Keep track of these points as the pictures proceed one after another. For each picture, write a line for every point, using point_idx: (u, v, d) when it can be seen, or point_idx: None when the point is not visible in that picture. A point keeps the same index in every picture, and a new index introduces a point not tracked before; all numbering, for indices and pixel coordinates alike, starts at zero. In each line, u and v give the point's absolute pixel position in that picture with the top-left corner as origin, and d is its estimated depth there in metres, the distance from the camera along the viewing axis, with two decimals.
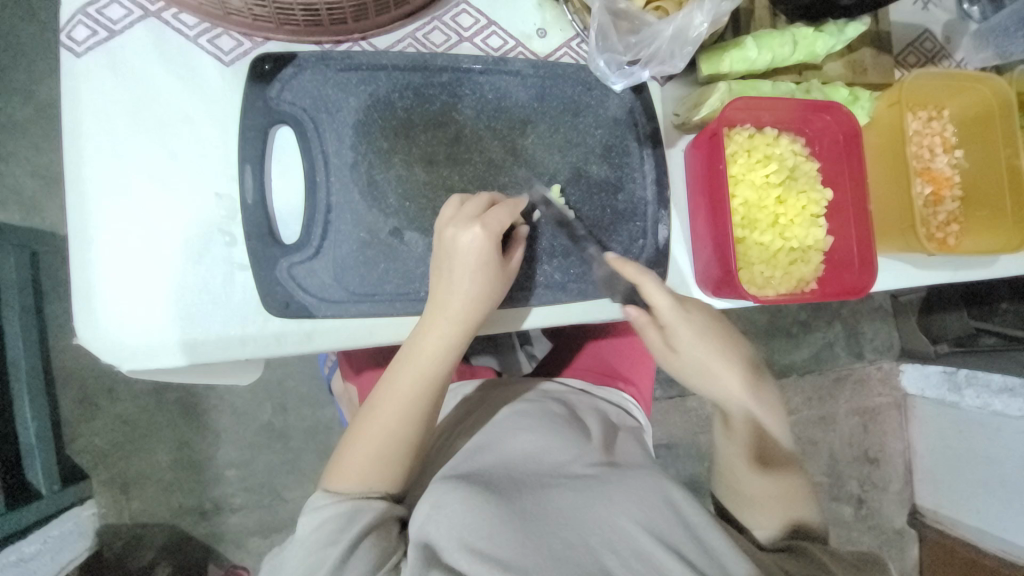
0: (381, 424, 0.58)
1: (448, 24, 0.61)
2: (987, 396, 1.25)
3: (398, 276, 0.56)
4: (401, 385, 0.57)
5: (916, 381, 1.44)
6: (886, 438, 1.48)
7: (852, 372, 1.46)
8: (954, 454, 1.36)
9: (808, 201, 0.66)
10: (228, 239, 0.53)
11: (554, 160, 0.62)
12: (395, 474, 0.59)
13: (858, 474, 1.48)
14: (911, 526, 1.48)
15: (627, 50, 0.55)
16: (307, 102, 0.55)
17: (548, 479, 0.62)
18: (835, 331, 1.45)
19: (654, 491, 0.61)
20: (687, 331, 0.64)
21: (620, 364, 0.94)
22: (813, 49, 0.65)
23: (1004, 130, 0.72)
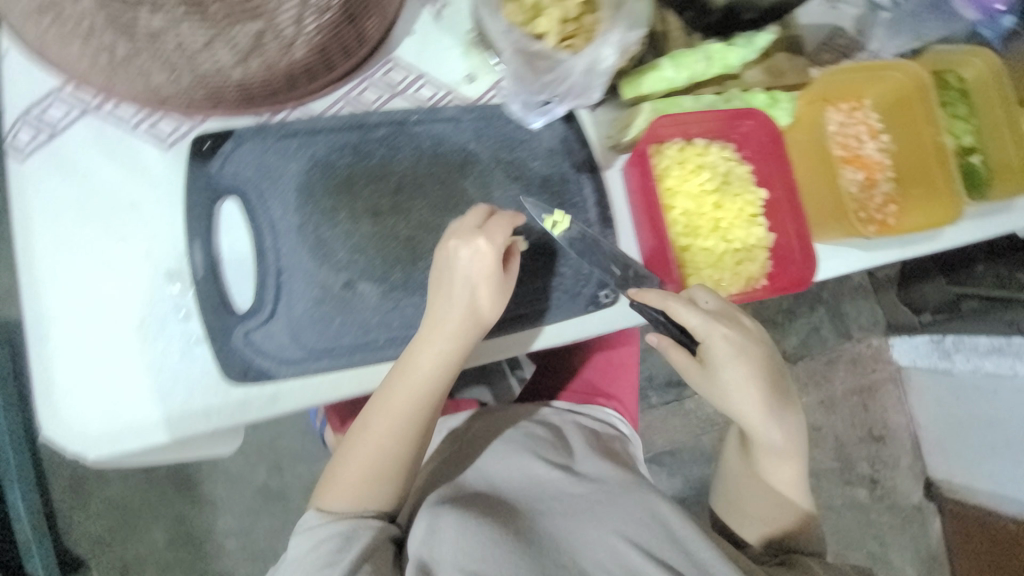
0: (368, 448, 0.58)
1: (380, 82, 0.64)
2: (977, 359, 1.26)
3: (355, 328, 0.57)
4: (390, 406, 0.57)
5: (908, 353, 1.46)
6: (888, 415, 1.50)
7: (843, 353, 1.48)
8: (955, 421, 1.38)
9: (744, 202, 0.69)
10: (184, 314, 0.55)
11: (497, 197, 0.65)
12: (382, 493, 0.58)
13: (868, 454, 1.51)
14: (929, 500, 1.51)
15: (543, 86, 0.59)
16: (248, 173, 0.57)
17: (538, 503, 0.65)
18: (818, 316, 1.47)
19: (640, 506, 0.64)
20: (723, 350, 0.64)
21: (602, 381, 0.96)
22: (727, 61, 0.69)
23: (924, 111, 0.75)
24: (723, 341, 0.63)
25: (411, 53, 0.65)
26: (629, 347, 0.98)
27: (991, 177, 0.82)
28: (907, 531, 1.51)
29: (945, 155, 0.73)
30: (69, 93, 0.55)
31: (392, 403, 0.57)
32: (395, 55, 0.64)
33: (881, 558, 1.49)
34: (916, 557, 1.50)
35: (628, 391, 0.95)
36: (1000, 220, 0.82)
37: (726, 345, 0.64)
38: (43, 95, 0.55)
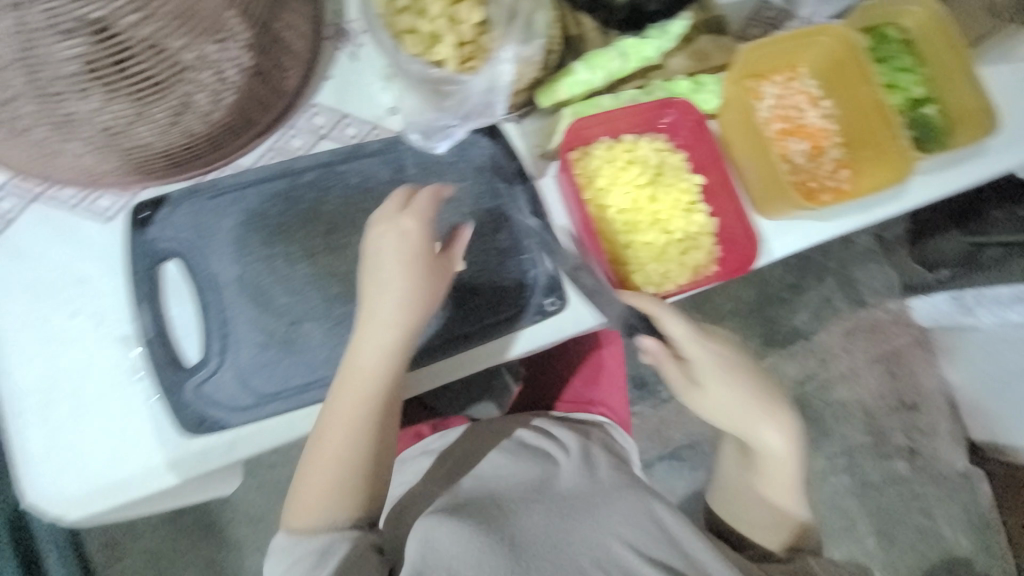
0: (331, 448, 0.57)
1: (304, 128, 0.67)
2: (1001, 310, 1.16)
3: (301, 368, 0.59)
4: (349, 399, 0.56)
5: (928, 313, 1.39)
6: (919, 380, 1.43)
7: (858, 322, 1.43)
8: (984, 382, 1.30)
9: (681, 191, 0.69)
10: (137, 374, 0.58)
11: (430, 221, 0.66)
12: (350, 498, 0.58)
13: (902, 425, 1.43)
14: (975, 464, 1.42)
15: (443, 112, 0.62)
16: (187, 234, 0.61)
17: (531, 500, 0.68)
18: (829, 285, 1.43)
19: (636, 508, 0.68)
20: (710, 359, 0.73)
21: (588, 388, 0.95)
22: (643, 54, 0.69)
23: (859, 71, 0.73)
24: (697, 344, 0.71)
25: (333, 96, 0.68)
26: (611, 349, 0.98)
27: (952, 124, 0.79)
28: (954, 500, 1.41)
29: (886, 111, 0.72)
30: (18, 185, 0.60)
31: (346, 399, 0.56)
32: (317, 101, 0.68)
33: (931, 531, 1.40)
34: (967, 526, 1.40)
35: (614, 396, 0.94)
36: (972, 167, 0.79)
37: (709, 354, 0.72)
38: None
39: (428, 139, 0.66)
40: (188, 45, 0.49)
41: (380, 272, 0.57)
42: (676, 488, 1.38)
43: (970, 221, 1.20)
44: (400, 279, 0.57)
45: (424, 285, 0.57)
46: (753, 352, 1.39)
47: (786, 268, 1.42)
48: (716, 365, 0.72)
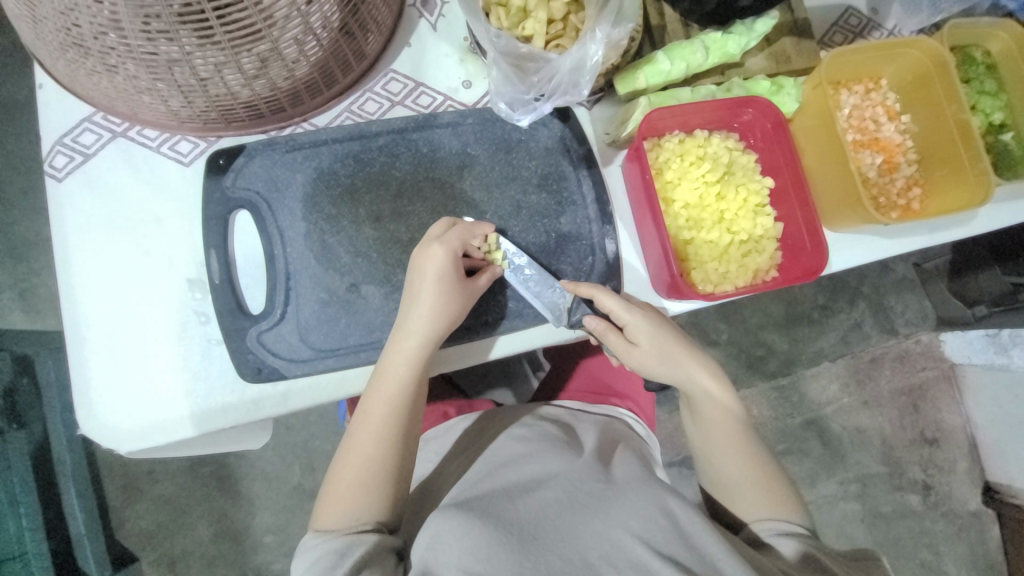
0: (358, 448, 0.58)
1: (380, 93, 0.67)
2: None
3: (359, 328, 0.60)
4: (375, 405, 0.58)
5: (960, 349, 1.38)
6: (942, 414, 1.41)
7: (888, 351, 1.39)
8: (1014, 423, 1.29)
9: (749, 192, 0.68)
10: (203, 318, 0.60)
11: (494, 197, 0.66)
12: (372, 497, 0.57)
13: (920, 459, 1.41)
14: (987, 506, 1.40)
15: (530, 87, 0.60)
16: (259, 186, 0.62)
17: (536, 488, 0.64)
18: (859, 310, 1.40)
19: (650, 503, 0.61)
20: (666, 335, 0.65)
21: (614, 379, 0.95)
22: (727, 50, 0.68)
23: (944, 88, 0.71)
24: (643, 318, 0.64)
25: (410, 64, 0.68)
26: None
27: None
28: (962, 538, 1.40)
29: (969, 133, 0.69)
30: (101, 120, 0.61)
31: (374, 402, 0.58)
32: (394, 68, 0.68)
33: (936, 567, 1.39)
34: (971, 565, 1.39)
35: (640, 389, 0.94)
36: None
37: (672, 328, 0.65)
38: (76, 125, 0.61)
39: (514, 111, 0.64)
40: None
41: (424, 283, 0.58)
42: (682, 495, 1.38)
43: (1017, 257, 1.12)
44: (447, 293, 0.58)
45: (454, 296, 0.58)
46: (779, 368, 1.37)
47: (818, 290, 1.39)
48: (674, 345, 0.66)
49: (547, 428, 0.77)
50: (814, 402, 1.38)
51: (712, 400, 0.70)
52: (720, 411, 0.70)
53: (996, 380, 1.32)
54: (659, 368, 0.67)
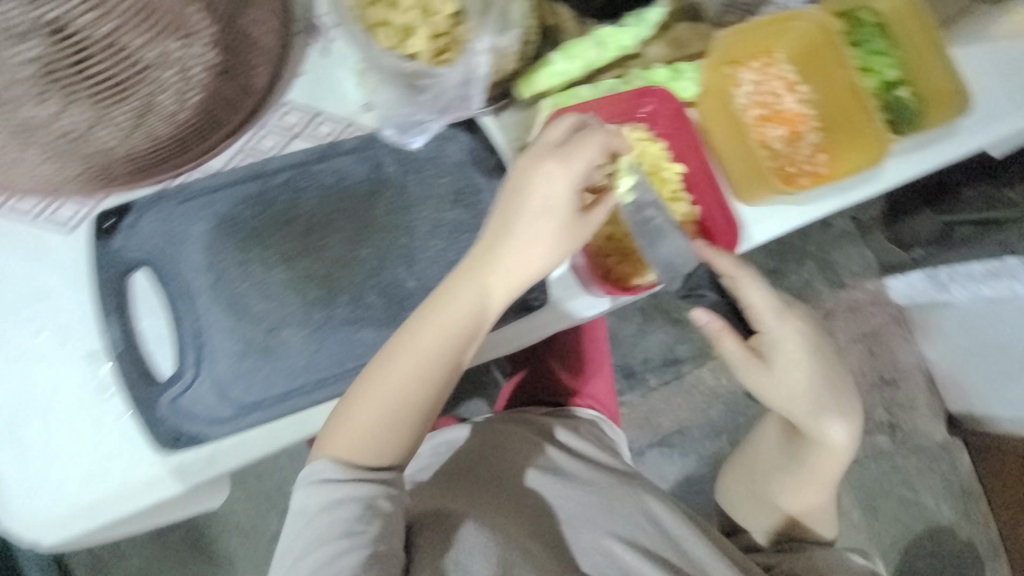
0: (365, 406, 0.55)
1: (276, 128, 0.65)
2: (974, 286, 1.16)
3: (282, 375, 0.58)
4: (431, 349, 0.56)
5: (904, 291, 1.42)
6: (896, 355, 1.46)
7: (838, 303, 1.45)
8: (956, 357, 1.35)
9: (662, 180, 0.70)
10: (107, 392, 0.57)
11: (410, 220, 0.65)
12: (371, 447, 0.55)
13: (883, 400, 1.46)
14: (955, 436, 1.47)
15: (421, 104, 0.60)
16: (155, 242, 0.59)
17: (528, 499, 0.70)
18: (808, 269, 1.45)
19: (634, 509, 0.72)
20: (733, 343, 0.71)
21: (575, 380, 0.97)
22: (620, 43, 0.68)
23: (835, 56, 0.74)
24: (789, 335, 0.71)
25: (305, 93, 0.66)
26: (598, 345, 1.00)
27: (925, 105, 0.79)
28: (934, 471, 1.45)
29: (863, 95, 0.73)
30: None
31: (421, 347, 0.56)
32: (288, 99, 0.65)
33: (912, 502, 1.44)
34: (946, 494, 1.45)
35: (598, 389, 0.97)
36: (942, 148, 0.80)
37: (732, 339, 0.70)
38: None
39: (404, 134, 0.64)
40: (150, 41, 0.47)
41: (536, 211, 0.56)
42: (667, 473, 1.40)
43: (940, 199, 1.25)
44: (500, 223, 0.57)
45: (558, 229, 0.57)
46: None
47: (768, 254, 1.44)
48: (748, 354, 0.71)
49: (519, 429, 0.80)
50: None
51: (782, 386, 0.73)
52: (785, 398, 0.73)
53: (935, 317, 1.36)
54: (779, 390, 0.73)
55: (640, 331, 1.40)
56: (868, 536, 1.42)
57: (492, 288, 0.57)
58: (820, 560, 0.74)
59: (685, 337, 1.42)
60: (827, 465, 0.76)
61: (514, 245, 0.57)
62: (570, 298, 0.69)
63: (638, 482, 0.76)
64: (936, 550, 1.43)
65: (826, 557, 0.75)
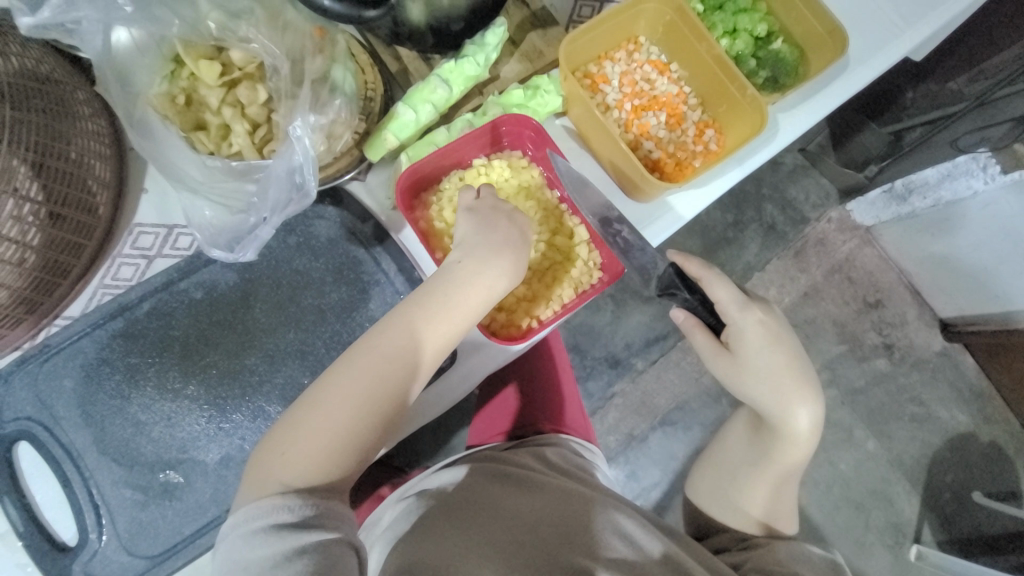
0: (315, 422, 0.45)
1: (132, 254, 0.62)
2: (934, 192, 1.00)
3: (188, 516, 0.56)
4: (389, 350, 0.47)
5: (868, 212, 1.19)
6: (875, 276, 1.23)
7: (806, 239, 1.22)
8: (941, 262, 1.09)
9: (544, 209, 0.68)
10: (28, 568, 0.57)
11: (291, 315, 0.62)
12: (314, 470, 0.44)
13: (872, 324, 1.23)
14: (952, 341, 1.22)
15: (250, 206, 0.55)
16: (29, 409, 0.56)
17: (529, 535, 0.56)
18: (768, 213, 1.22)
19: (601, 527, 0.58)
20: (699, 337, 0.63)
21: (531, 408, 0.85)
22: (465, 74, 0.64)
23: (691, 29, 0.69)
24: (756, 326, 0.61)
25: (153, 211, 0.63)
26: (560, 358, 0.90)
27: (806, 50, 0.75)
28: (940, 381, 1.22)
29: (726, 63, 0.68)
30: None
31: (381, 352, 0.47)
32: (138, 221, 0.62)
33: (927, 418, 1.21)
34: (958, 401, 1.22)
35: (580, 416, 0.85)
36: (839, 87, 0.74)
37: (703, 333, 0.63)
38: None
39: (232, 250, 0.58)
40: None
41: (498, 228, 0.54)
42: (678, 454, 1.15)
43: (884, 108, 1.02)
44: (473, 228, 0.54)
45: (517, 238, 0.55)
46: None
47: (722, 209, 1.21)
48: (713, 347, 0.63)
49: (524, 460, 0.70)
50: None
51: (776, 384, 0.61)
52: (786, 398, 0.62)
53: (909, 229, 1.11)
54: (751, 376, 0.61)
55: (614, 318, 1.15)
56: (888, 463, 1.20)
57: (455, 299, 0.50)
58: (781, 551, 0.60)
59: (663, 312, 1.16)
60: (794, 463, 0.64)
61: (482, 254, 0.52)
62: (480, 349, 0.66)
63: (611, 501, 0.62)
64: (960, 460, 1.20)
65: (785, 546, 0.61)
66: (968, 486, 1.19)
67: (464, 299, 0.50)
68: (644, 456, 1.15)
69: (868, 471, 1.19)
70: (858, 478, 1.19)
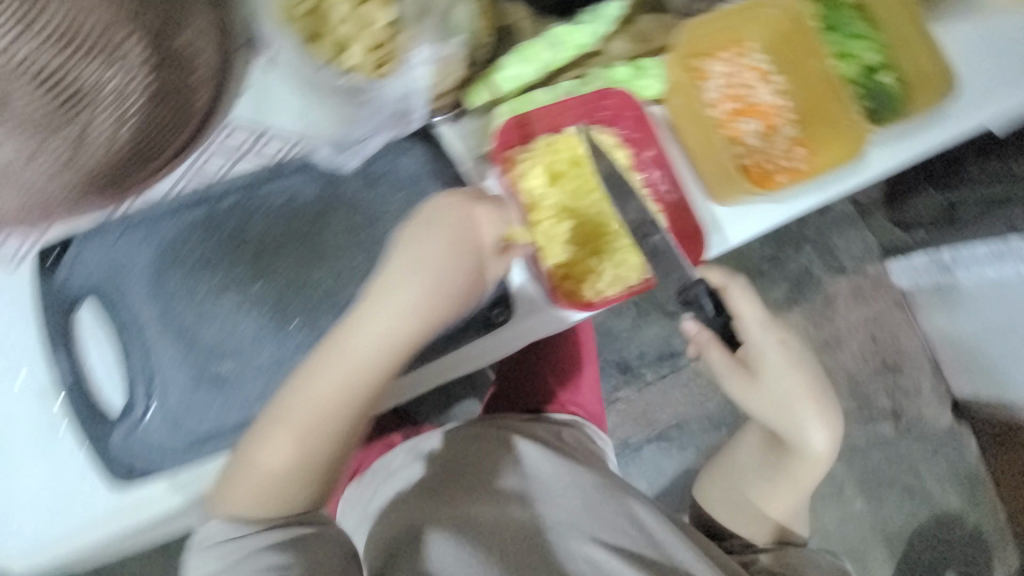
0: (294, 413, 0.50)
1: (222, 148, 0.61)
2: (979, 267, 0.94)
3: (234, 407, 0.57)
4: (349, 351, 0.51)
5: (907, 273, 1.17)
6: (901, 341, 1.22)
7: (839, 289, 1.22)
8: (966, 341, 1.09)
9: (627, 189, 0.66)
10: (61, 428, 0.55)
11: (364, 238, 0.62)
12: (294, 484, 0.51)
13: (886, 388, 1.22)
14: (961, 421, 1.21)
15: (363, 119, 0.58)
16: (100, 275, 0.57)
17: (532, 516, 0.60)
18: (806, 254, 1.22)
19: (618, 511, 0.62)
20: (716, 354, 0.63)
21: (552, 388, 0.86)
22: (578, 42, 0.64)
23: (808, 44, 0.69)
24: (775, 347, 0.63)
25: (250, 110, 0.62)
26: (586, 347, 0.91)
27: None
28: (940, 459, 1.21)
29: (836, 84, 0.68)
30: None
31: (321, 391, 0.51)
32: (233, 116, 0.61)
33: (918, 491, 1.21)
34: (954, 482, 1.21)
35: (591, 396, 0.87)
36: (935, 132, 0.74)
37: (720, 350, 0.63)
38: None
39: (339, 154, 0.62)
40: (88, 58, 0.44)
41: (443, 245, 0.55)
42: (667, 472, 1.15)
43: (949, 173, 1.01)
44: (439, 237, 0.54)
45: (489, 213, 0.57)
46: None
47: (764, 240, 1.21)
48: (729, 366, 0.63)
49: (541, 433, 0.72)
50: None
51: (793, 403, 0.62)
52: (794, 420, 0.62)
53: (945, 301, 1.10)
54: (762, 395, 0.63)
55: (637, 325, 1.14)
56: (870, 526, 1.20)
57: (425, 292, 0.53)
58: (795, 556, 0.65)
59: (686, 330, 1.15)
60: (807, 482, 0.65)
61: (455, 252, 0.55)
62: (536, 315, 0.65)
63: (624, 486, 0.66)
64: (942, 539, 1.20)
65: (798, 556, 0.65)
66: (943, 566, 1.19)
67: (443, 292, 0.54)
68: (636, 466, 1.15)
69: (850, 529, 1.19)
70: (838, 534, 1.19)
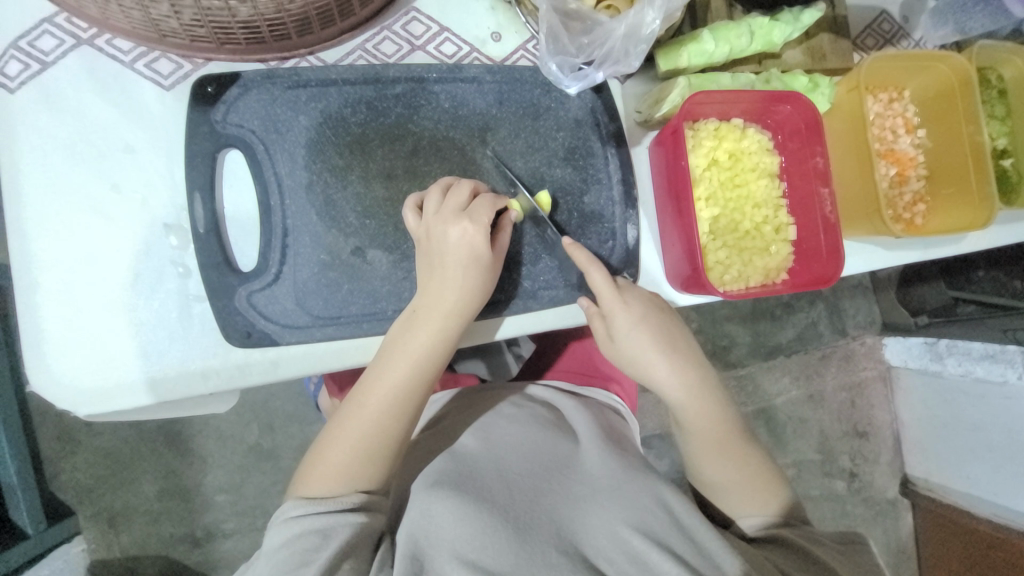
0: (381, 394, 0.54)
1: (399, 33, 0.59)
2: (969, 363, 1.11)
3: (359, 296, 0.56)
4: (399, 351, 0.53)
5: (898, 354, 1.27)
6: (874, 411, 1.31)
7: (836, 350, 1.29)
8: (943, 424, 1.20)
9: (769, 193, 0.67)
10: (181, 270, 0.54)
11: (518, 166, 0.61)
12: (374, 466, 0.54)
13: (849, 449, 1.31)
14: (904, 496, 1.32)
15: (580, 51, 0.55)
16: (255, 124, 0.55)
17: (541, 482, 0.58)
18: (817, 311, 1.28)
19: (644, 493, 0.58)
20: (627, 319, 0.60)
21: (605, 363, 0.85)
22: (770, 38, 0.64)
23: (965, 109, 0.71)
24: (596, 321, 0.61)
25: (434, 4, 0.60)
26: None
27: None
28: (878, 523, 1.32)
29: (982, 155, 0.70)
30: (63, 23, 0.52)
31: (365, 414, 0.54)
32: (417, 5, 0.60)
33: None
34: (886, 547, 1.31)
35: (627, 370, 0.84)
36: None
37: (627, 313, 0.60)
38: (34, 27, 0.52)
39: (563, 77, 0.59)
40: None
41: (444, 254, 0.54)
42: None
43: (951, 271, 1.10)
44: (460, 246, 0.53)
45: (490, 275, 0.55)
46: (741, 357, 1.25)
47: None
48: (647, 341, 0.60)
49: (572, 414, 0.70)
50: (766, 393, 1.26)
51: (670, 369, 0.62)
52: (688, 373, 0.63)
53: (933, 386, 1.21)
54: (624, 362, 0.63)
55: None
56: None
57: (444, 307, 0.54)
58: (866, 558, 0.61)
59: None
60: (752, 450, 0.65)
61: (461, 272, 0.54)
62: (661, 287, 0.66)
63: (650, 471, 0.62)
64: None
65: None
66: None
67: (451, 307, 0.54)
68: None
69: None
70: None
